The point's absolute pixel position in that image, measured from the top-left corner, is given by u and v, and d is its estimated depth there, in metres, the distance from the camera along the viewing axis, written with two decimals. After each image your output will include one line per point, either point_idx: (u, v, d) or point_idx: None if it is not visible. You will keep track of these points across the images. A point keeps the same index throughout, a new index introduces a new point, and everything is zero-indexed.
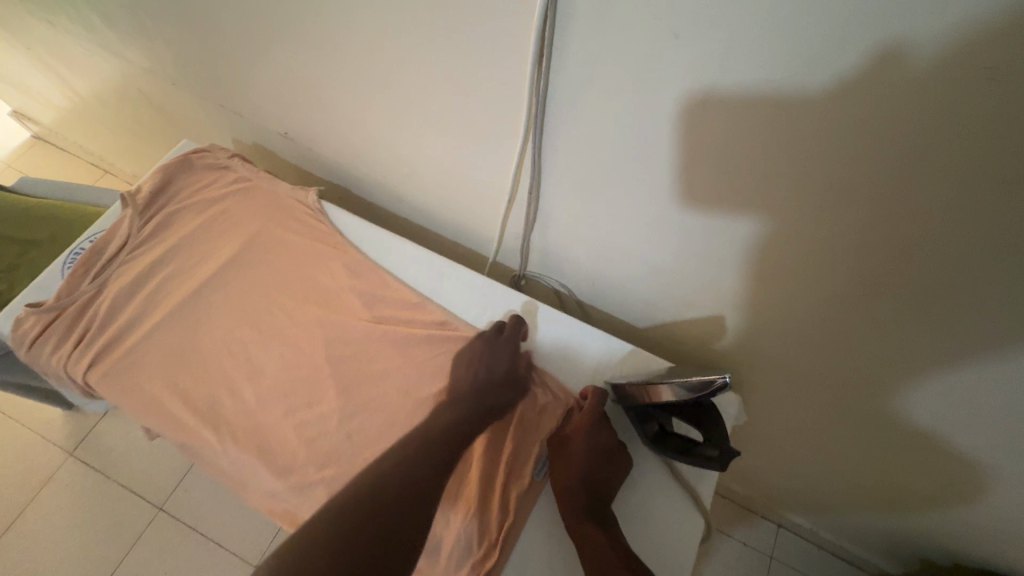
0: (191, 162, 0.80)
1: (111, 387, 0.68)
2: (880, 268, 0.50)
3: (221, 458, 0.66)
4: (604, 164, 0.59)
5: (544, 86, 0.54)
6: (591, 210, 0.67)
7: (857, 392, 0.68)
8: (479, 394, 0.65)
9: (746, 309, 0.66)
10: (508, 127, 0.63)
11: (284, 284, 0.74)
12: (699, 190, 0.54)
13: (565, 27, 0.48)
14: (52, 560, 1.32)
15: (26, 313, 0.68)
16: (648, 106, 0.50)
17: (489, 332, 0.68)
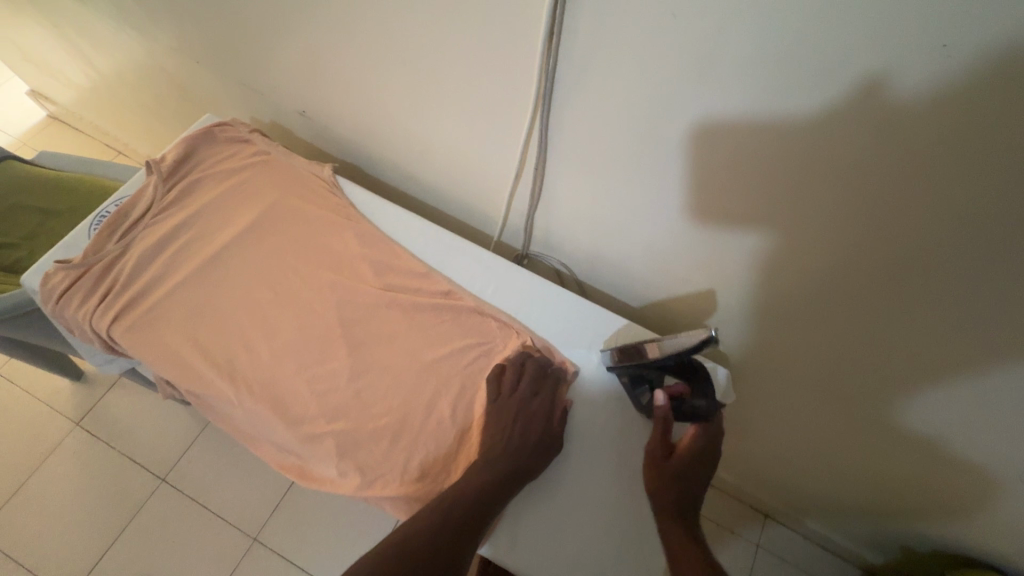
0: (214, 134, 0.85)
1: (132, 341, 0.71)
2: (863, 260, 0.54)
3: (236, 412, 0.70)
4: (606, 146, 0.63)
5: (552, 70, 0.58)
6: (593, 193, 0.71)
7: (846, 387, 0.71)
8: (514, 454, 0.61)
9: (736, 288, 0.70)
10: (517, 110, 0.67)
11: (299, 252, 0.78)
12: (693, 168, 0.58)
13: (573, 7, 0.51)
14: (57, 524, 1.36)
15: (55, 269, 0.72)
16: (648, 84, 0.53)
17: (524, 389, 0.65)
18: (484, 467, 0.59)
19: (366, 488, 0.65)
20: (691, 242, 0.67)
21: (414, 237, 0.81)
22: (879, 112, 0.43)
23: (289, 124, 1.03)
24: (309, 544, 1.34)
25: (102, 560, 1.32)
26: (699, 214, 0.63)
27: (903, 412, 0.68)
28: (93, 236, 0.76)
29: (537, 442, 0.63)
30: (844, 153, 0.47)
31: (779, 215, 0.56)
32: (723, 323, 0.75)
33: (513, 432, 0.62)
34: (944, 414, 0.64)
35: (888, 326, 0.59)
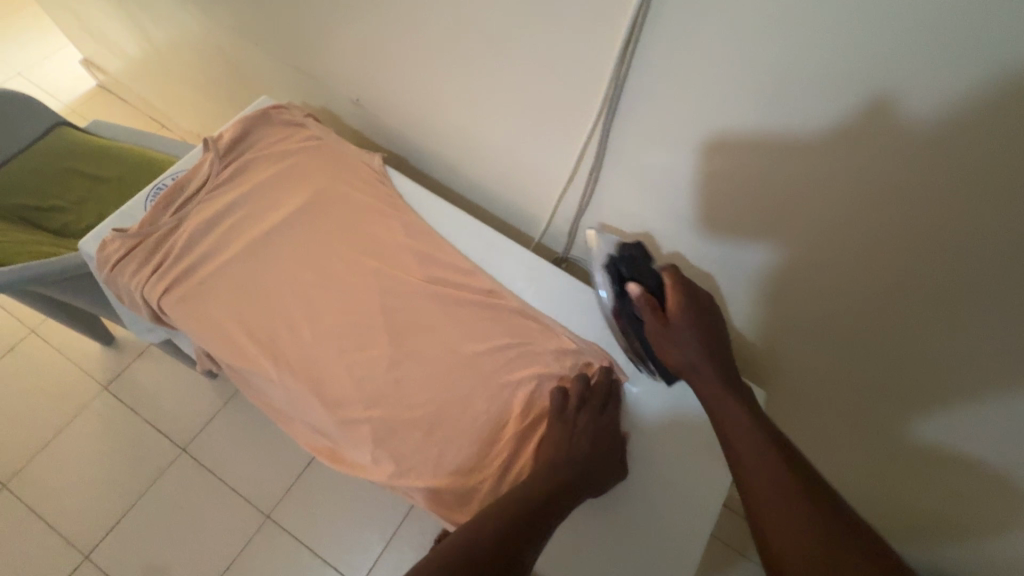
0: (271, 116, 0.86)
1: (181, 312, 0.73)
2: (882, 277, 0.55)
3: (275, 391, 0.71)
4: (666, 159, 0.63)
5: (623, 76, 0.58)
6: (644, 206, 0.70)
7: (859, 410, 0.71)
8: (584, 463, 0.61)
9: (776, 315, 0.69)
10: (577, 115, 0.67)
11: (346, 238, 0.79)
12: (754, 190, 0.57)
13: (655, 19, 0.51)
14: (79, 483, 1.39)
15: (112, 237, 0.74)
16: (719, 102, 0.53)
17: (594, 405, 0.66)
18: (555, 472, 0.59)
19: (399, 477, 0.65)
20: (742, 263, 0.66)
21: (459, 232, 0.82)
22: (895, 121, 0.44)
23: (340, 110, 1.04)
24: (320, 527, 1.37)
25: (120, 522, 1.35)
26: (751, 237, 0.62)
27: (914, 437, 0.67)
28: (150, 207, 0.78)
29: (603, 458, 0.63)
30: (865, 164, 0.48)
31: (816, 237, 0.56)
32: (763, 345, 0.74)
33: (583, 440, 0.62)
34: (959, 437, 0.62)
35: (907, 347, 0.59)
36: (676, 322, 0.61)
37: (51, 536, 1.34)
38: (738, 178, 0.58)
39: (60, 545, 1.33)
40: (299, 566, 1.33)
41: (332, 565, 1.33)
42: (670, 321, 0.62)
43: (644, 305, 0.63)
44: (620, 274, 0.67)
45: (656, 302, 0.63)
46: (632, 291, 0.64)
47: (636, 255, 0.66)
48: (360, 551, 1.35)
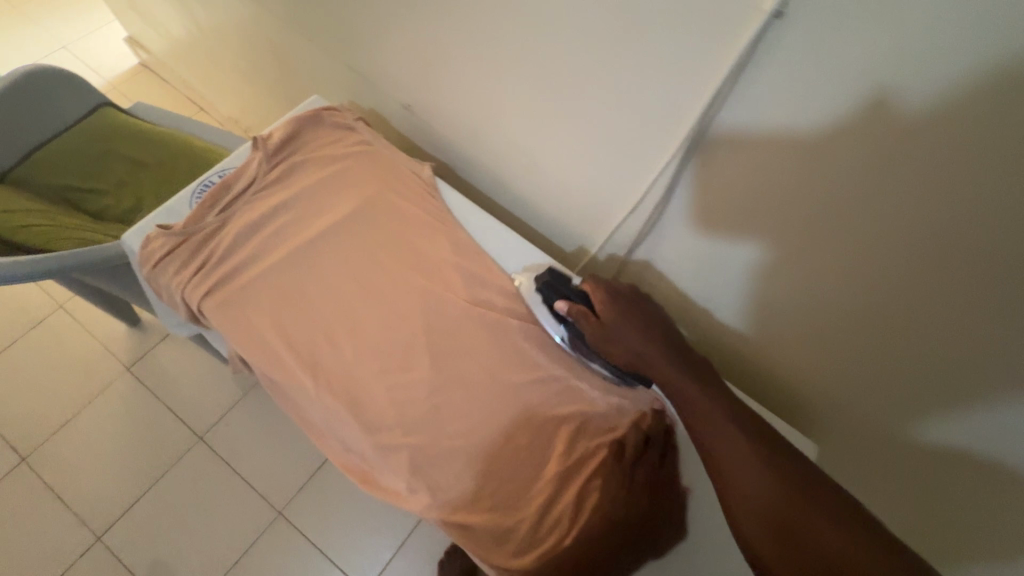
0: (321, 118, 0.84)
1: (221, 317, 0.71)
2: (897, 279, 0.53)
3: (311, 406, 0.69)
4: (743, 204, 0.59)
5: (714, 114, 0.54)
6: (712, 245, 0.67)
7: (868, 421, 0.69)
8: (639, 517, 0.63)
9: (845, 364, 0.65)
10: (652, 149, 0.63)
11: (391, 250, 0.77)
12: (843, 242, 0.54)
13: (762, 60, 0.48)
14: (96, 463, 1.39)
15: (157, 234, 0.72)
16: (819, 153, 0.50)
17: (653, 457, 0.66)
18: (607, 524, 0.62)
19: (433, 509, 0.63)
20: (812, 317, 0.63)
21: (509, 254, 0.79)
22: (909, 124, 0.43)
23: (388, 112, 1.02)
24: (331, 527, 1.36)
25: (134, 505, 1.35)
26: (828, 291, 0.59)
27: (927, 446, 0.64)
28: (195, 205, 0.76)
29: (662, 513, 0.65)
30: (923, 183, 0.45)
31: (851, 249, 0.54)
32: (825, 389, 0.71)
33: (639, 493, 0.64)
34: (970, 441, 0.59)
35: (916, 348, 0.57)
36: (609, 322, 0.65)
37: (66, 513, 1.34)
38: (825, 233, 0.55)
39: (74, 524, 1.33)
40: (308, 565, 1.32)
41: (340, 567, 1.32)
42: (605, 325, 0.65)
43: (579, 318, 0.67)
44: (551, 300, 0.71)
45: (586, 310, 0.67)
46: (565, 310, 0.67)
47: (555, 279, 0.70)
48: (370, 555, 1.34)
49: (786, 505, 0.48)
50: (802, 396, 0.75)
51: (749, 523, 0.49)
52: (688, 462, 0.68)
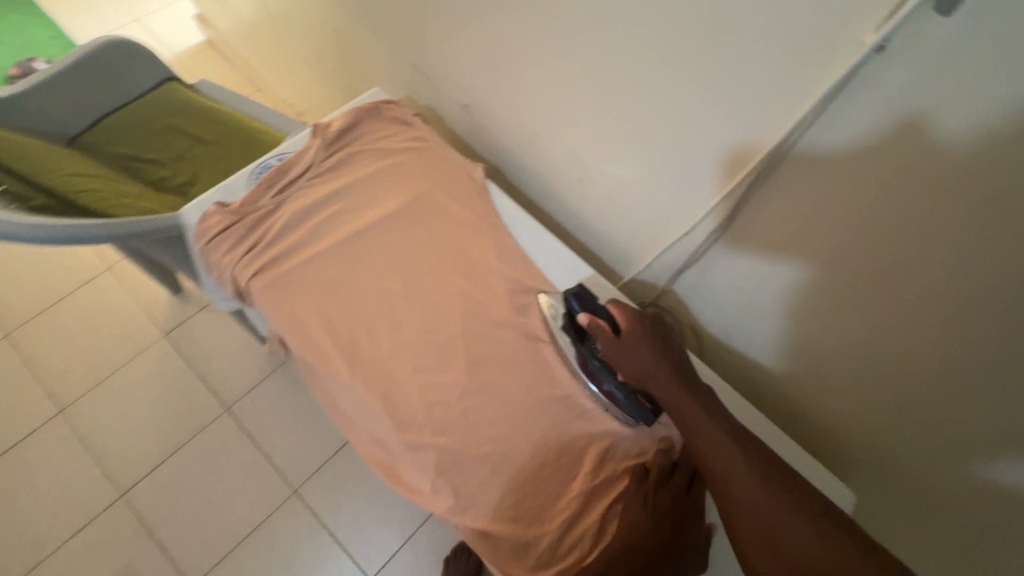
0: (380, 111, 0.85)
1: (266, 299, 0.72)
2: (928, 321, 0.54)
3: (346, 396, 0.69)
4: (804, 236, 0.60)
5: (792, 145, 0.54)
6: (774, 271, 0.66)
7: (900, 466, 0.68)
8: (663, 547, 0.59)
9: (903, 407, 0.63)
10: (721, 172, 0.63)
11: (437, 249, 0.77)
12: (921, 282, 0.52)
13: (859, 89, 0.47)
14: (128, 422, 1.44)
15: (214, 211, 0.74)
16: (907, 190, 0.49)
17: (677, 482, 0.62)
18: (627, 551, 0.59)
19: (456, 513, 0.62)
20: (865, 359, 0.63)
21: (555, 265, 0.80)
22: (956, 171, 0.44)
23: (443, 110, 1.03)
24: (343, 512, 1.38)
25: (159, 467, 1.40)
26: (886, 334, 0.59)
27: (971, 490, 0.61)
28: (252, 187, 0.77)
29: (684, 541, 0.61)
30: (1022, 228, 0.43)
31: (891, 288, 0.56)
32: (871, 434, 0.69)
33: (662, 524, 0.60)
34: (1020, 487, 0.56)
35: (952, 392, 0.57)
36: (629, 338, 0.62)
37: (95, 468, 1.39)
38: (889, 275, 0.54)
39: (102, 479, 1.38)
40: (317, 547, 1.34)
41: (348, 552, 1.34)
42: (625, 341, 0.62)
43: (597, 335, 0.64)
44: (572, 314, 0.68)
45: (607, 325, 0.64)
46: (585, 320, 0.65)
47: (579, 292, 0.67)
48: (377, 544, 1.35)
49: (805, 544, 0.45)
50: (850, 435, 0.72)
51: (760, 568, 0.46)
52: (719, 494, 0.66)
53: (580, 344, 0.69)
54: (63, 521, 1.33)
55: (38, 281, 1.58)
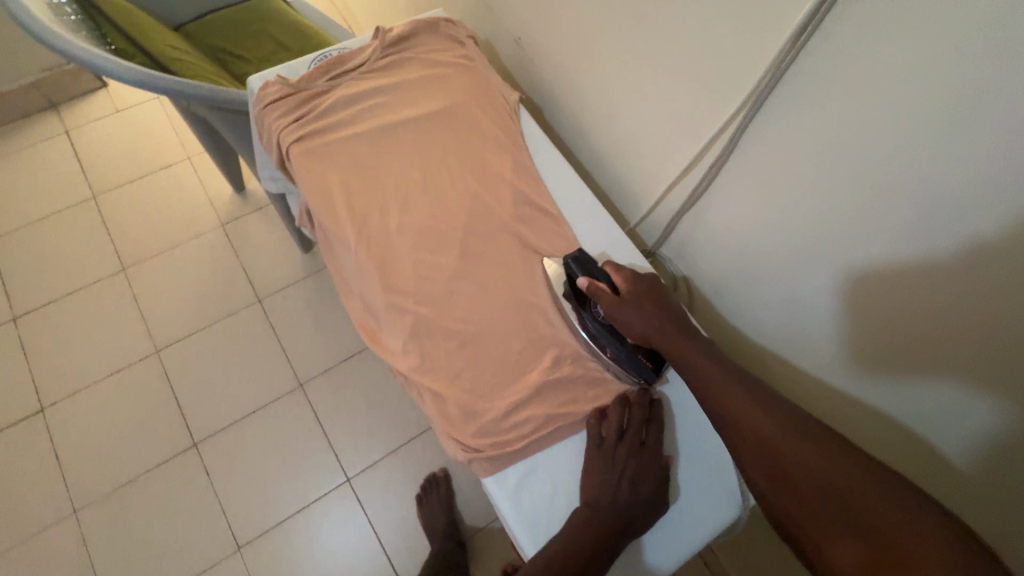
0: (438, 27, 0.92)
1: (302, 163, 0.80)
2: (883, 248, 0.61)
3: (350, 259, 0.77)
4: (774, 165, 0.71)
5: (783, 68, 0.63)
6: (752, 204, 0.76)
7: (849, 406, 0.74)
8: (624, 509, 0.62)
9: (833, 332, 0.72)
10: (728, 99, 0.72)
11: (458, 153, 0.83)
12: (854, 201, 0.62)
13: (831, 20, 0.56)
14: (175, 293, 1.60)
15: (275, 82, 0.84)
16: (853, 115, 0.59)
17: (632, 440, 0.66)
18: (594, 521, 0.62)
19: (419, 371, 0.70)
20: (823, 296, 0.71)
21: (563, 190, 0.84)
22: (896, 90, 0.54)
23: (501, 47, 1.09)
24: (340, 413, 1.48)
25: (192, 337, 1.55)
26: (847, 255, 0.66)
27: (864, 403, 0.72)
28: (312, 69, 0.87)
29: (642, 501, 0.64)
30: (923, 143, 0.53)
31: (871, 229, 0.62)
32: (816, 370, 0.77)
33: (621, 487, 0.63)
34: (898, 394, 0.66)
35: (945, 344, 0.59)
36: (629, 298, 0.67)
37: (140, 325, 1.56)
38: (835, 199, 0.65)
39: (143, 335, 1.54)
40: (310, 438, 1.45)
41: (336, 449, 1.44)
42: (625, 300, 0.67)
43: (599, 297, 0.68)
44: (571, 278, 0.71)
45: (607, 288, 0.68)
46: (586, 283, 0.68)
47: (578, 256, 0.70)
48: (362, 449, 1.45)
49: (813, 461, 0.53)
50: (794, 371, 0.81)
51: (781, 495, 0.53)
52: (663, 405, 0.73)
53: (579, 309, 0.71)
54: (105, 362, 1.51)
55: (127, 156, 1.77)
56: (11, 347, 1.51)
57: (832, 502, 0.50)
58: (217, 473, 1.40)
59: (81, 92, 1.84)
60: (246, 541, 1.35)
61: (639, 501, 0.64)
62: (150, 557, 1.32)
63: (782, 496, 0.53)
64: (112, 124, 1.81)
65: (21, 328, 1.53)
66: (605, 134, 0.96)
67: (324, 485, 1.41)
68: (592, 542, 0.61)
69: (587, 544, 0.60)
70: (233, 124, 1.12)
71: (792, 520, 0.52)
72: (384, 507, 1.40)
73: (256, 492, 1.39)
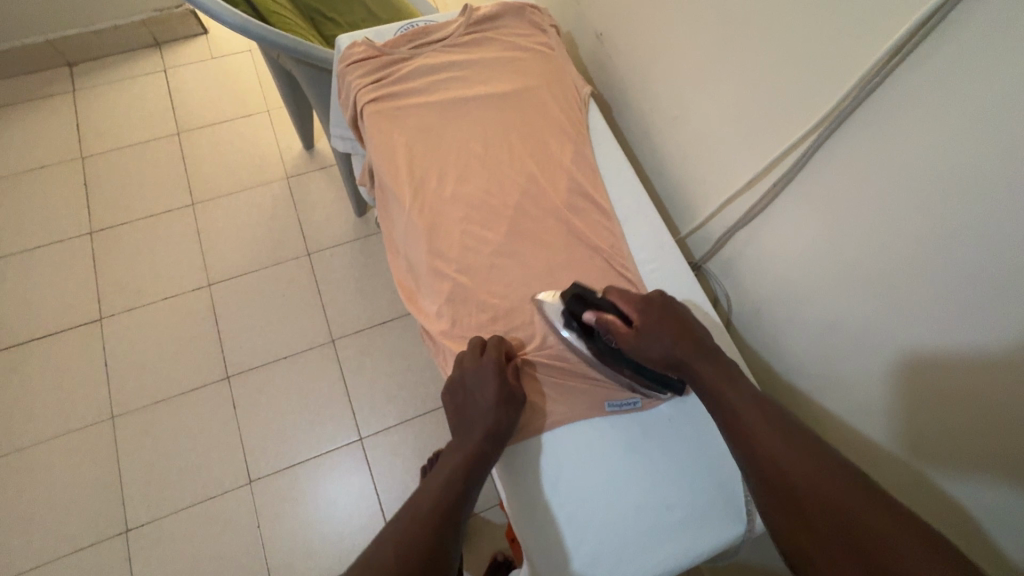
0: (525, 12, 0.94)
1: (374, 122, 0.83)
2: (951, 290, 0.57)
3: (402, 219, 0.80)
4: (845, 189, 0.68)
5: (871, 88, 0.60)
6: (815, 229, 0.73)
7: (887, 447, 0.71)
8: (482, 418, 0.65)
9: (882, 372, 0.69)
10: (805, 115, 0.70)
11: (522, 135, 0.85)
12: (925, 234, 0.59)
13: (934, 41, 0.54)
14: (233, 233, 1.69)
15: (362, 42, 0.87)
16: (940, 144, 0.55)
17: (470, 358, 0.68)
18: (460, 441, 0.65)
19: (450, 336, 0.72)
20: (878, 335, 0.68)
21: (619, 187, 0.85)
22: (992, 119, 0.50)
23: (581, 41, 1.10)
24: (364, 373, 1.53)
25: (242, 276, 1.63)
26: (908, 294, 0.62)
27: (906, 446, 0.68)
28: (397, 36, 0.90)
29: (490, 410, 0.65)
30: (1011, 180, 0.50)
31: (940, 266, 0.58)
32: (856, 408, 0.74)
33: (472, 403, 0.66)
34: (947, 443, 0.63)
35: (986, 401, 0.57)
36: (643, 327, 0.68)
37: (198, 257, 1.65)
38: (906, 233, 0.61)
39: (200, 267, 1.64)
40: (332, 391, 1.51)
41: (354, 406, 1.49)
42: (639, 331, 0.67)
43: (612, 330, 0.68)
44: (574, 312, 0.70)
45: (619, 319, 0.69)
46: (593, 319, 0.68)
47: (578, 290, 0.70)
48: (380, 411, 1.49)
49: (822, 486, 0.52)
50: (830, 404, 0.79)
51: (788, 519, 0.53)
52: (682, 411, 0.74)
53: (586, 340, 0.70)
54: (161, 286, 1.61)
55: (213, 100, 1.88)
56: (83, 257, 1.63)
57: (838, 526, 0.50)
58: (242, 407, 1.48)
59: (184, 35, 1.97)
60: (257, 476, 1.41)
61: (490, 412, 0.65)
62: (171, 472, 1.41)
63: (788, 521, 0.53)
64: (205, 70, 1.93)
65: (94, 241, 1.66)
66: (672, 140, 0.95)
67: (337, 438, 1.46)
68: (459, 458, 0.63)
69: (450, 475, 0.62)
70: (315, 80, 1.18)
71: (798, 548, 0.51)
72: (389, 472, 1.43)
73: (275, 433, 1.46)
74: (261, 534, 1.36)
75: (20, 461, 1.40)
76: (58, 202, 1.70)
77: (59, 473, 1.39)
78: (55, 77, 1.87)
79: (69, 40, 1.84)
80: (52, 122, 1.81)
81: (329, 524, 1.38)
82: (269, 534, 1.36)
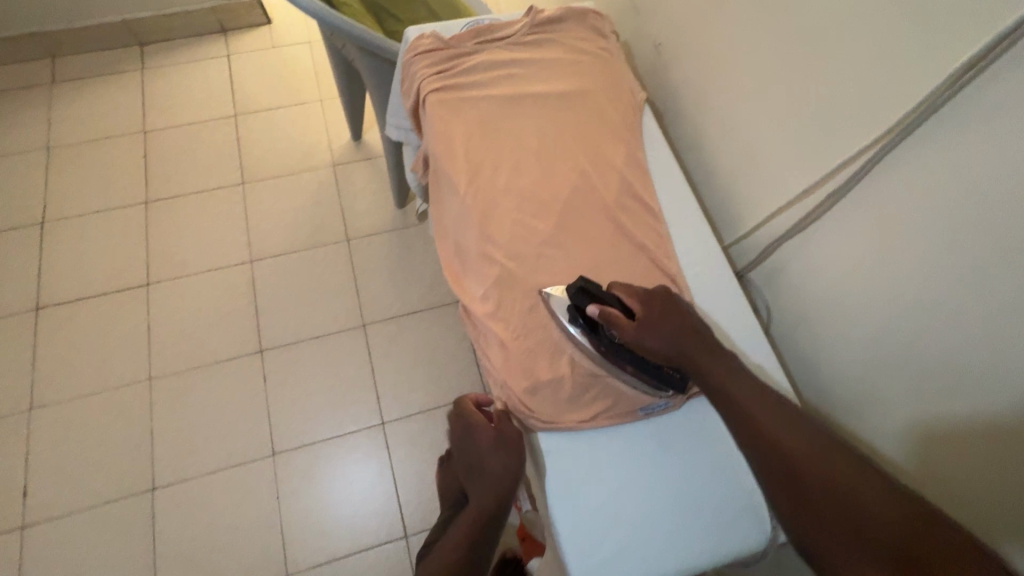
0: (587, 18, 0.97)
1: (434, 110, 0.87)
2: (1006, 313, 0.57)
3: (455, 203, 0.83)
4: (899, 205, 0.67)
5: (937, 105, 0.60)
6: (864, 246, 0.73)
7: (921, 473, 0.70)
8: (483, 491, 0.69)
9: (924, 396, 0.68)
10: (863, 129, 0.70)
11: (575, 134, 0.87)
12: (982, 255, 0.58)
13: (1006, 63, 0.54)
14: (278, 215, 1.75)
15: (430, 35, 0.91)
16: (1001, 166, 0.55)
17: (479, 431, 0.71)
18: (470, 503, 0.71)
19: (493, 319, 0.75)
20: (922, 355, 0.67)
21: (666, 192, 0.87)
22: None
23: (639, 50, 1.12)
24: (392, 361, 1.56)
25: (283, 256, 1.69)
26: (961, 317, 0.62)
27: (941, 474, 0.67)
28: (463, 31, 0.94)
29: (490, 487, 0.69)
30: None
31: (997, 289, 0.57)
32: (892, 430, 0.73)
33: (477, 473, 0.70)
34: (986, 472, 0.62)
35: None
36: (646, 321, 0.68)
37: (243, 234, 1.72)
38: (962, 253, 0.61)
39: (244, 244, 1.70)
40: (359, 375, 1.54)
41: (379, 390, 1.52)
42: (641, 324, 0.67)
43: (614, 323, 0.67)
44: (580, 307, 0.70)
45: (620, 312, 0.68)
46: (594, 311, 0.68)
47: (584, 284, 0.70)
48: (403, 398, 1.52)
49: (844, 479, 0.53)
50: (864, 423, 0.78)
51: (804, 520, 0.53)
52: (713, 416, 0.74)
53: (591, 331, 0.71)
54: (207, 259, 1.67)
55: (270, 87, 1.96)
56: (137, 225, 1.71)
57: (846, 512, 0.51)
58: (272, 381, 1.52)
59: (248, 24, 2.06)
60: (281, 449, 1.45)
61: (489, 489, 0.69)
62: (199, 438, 1.45)
63: (801, 518, 0.54)
64: (266, 58, 2.01)
65: (148, 211, 1.74)
66: (722, 152, 0.96)
67: (359, 421, 1.49)
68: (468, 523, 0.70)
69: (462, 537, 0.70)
70: (376, 70, 1.23)
71: (816, 545, 0.52)
72: (407, 458, 1.45)
73: (301, 409, 1.49)
74: (280, 506, 1.39)
75: (61, 413, 1.46)
76: (119, 171, 1.79)
77: (96, 428, 1.45)
78: (127, 55, 1.98)
79: (144, 22, 1.94)
80: (120, 97, 1.91)
81: (344, 503, 1.40)
82: (287, 506, 1.39)
